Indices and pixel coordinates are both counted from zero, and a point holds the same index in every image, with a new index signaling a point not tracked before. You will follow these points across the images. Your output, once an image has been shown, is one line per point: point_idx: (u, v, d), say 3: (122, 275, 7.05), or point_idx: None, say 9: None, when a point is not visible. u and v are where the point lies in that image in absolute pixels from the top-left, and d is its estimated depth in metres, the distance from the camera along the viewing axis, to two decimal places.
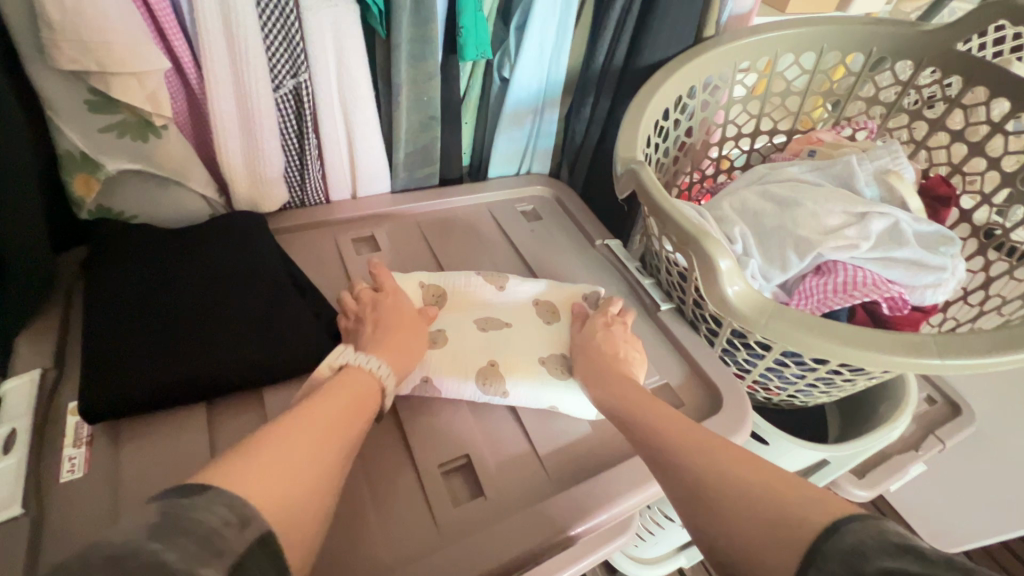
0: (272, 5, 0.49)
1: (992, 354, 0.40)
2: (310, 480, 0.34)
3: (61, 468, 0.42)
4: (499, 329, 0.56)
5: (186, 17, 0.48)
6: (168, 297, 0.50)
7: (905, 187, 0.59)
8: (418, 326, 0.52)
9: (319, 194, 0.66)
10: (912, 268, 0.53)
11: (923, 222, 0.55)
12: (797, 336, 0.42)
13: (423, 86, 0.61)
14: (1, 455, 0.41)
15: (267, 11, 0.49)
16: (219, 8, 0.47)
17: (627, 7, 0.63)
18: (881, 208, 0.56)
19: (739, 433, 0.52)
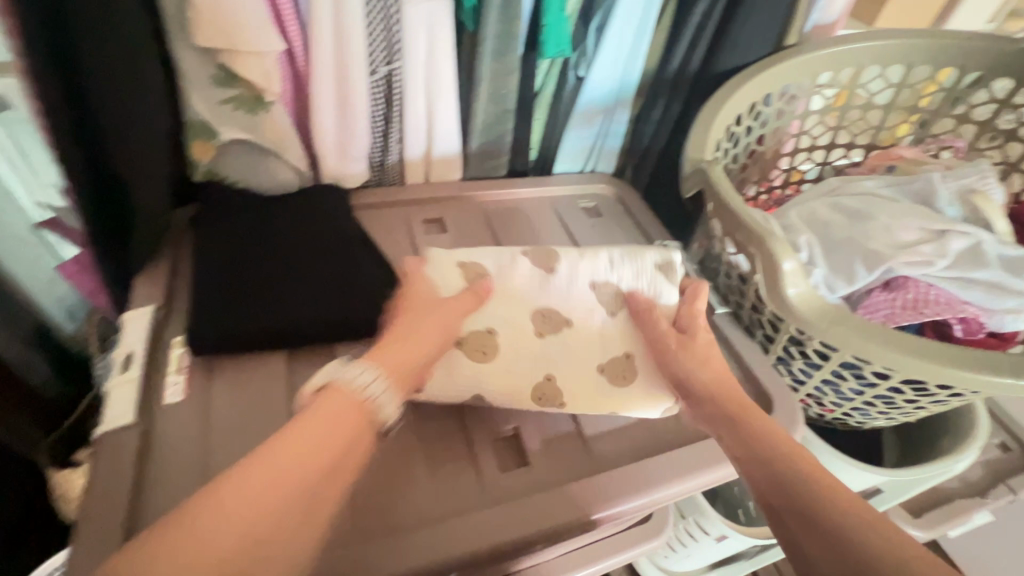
0: None
1: None
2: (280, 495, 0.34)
3: (166, 391, 0.48)
4: (557, 332, 0.51)
5: (301, 3, 0.53)
6: (262, 255, 0.55)
7: (991, 209, 0.56)
8: (440, 316, 0.47)
9: (395, 174, 0.71)
10: (991, 289, 0.51)
11: (1009, 245, 0.53)
12: (860, 343, 0.42)
13: (502, 79, 0.64)
14: (120, 373, 0.48)
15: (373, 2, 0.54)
16: None
17: (709, 13, 0.64)
18: (961, 227, 0.54)
19: (789, 440, 0.52)
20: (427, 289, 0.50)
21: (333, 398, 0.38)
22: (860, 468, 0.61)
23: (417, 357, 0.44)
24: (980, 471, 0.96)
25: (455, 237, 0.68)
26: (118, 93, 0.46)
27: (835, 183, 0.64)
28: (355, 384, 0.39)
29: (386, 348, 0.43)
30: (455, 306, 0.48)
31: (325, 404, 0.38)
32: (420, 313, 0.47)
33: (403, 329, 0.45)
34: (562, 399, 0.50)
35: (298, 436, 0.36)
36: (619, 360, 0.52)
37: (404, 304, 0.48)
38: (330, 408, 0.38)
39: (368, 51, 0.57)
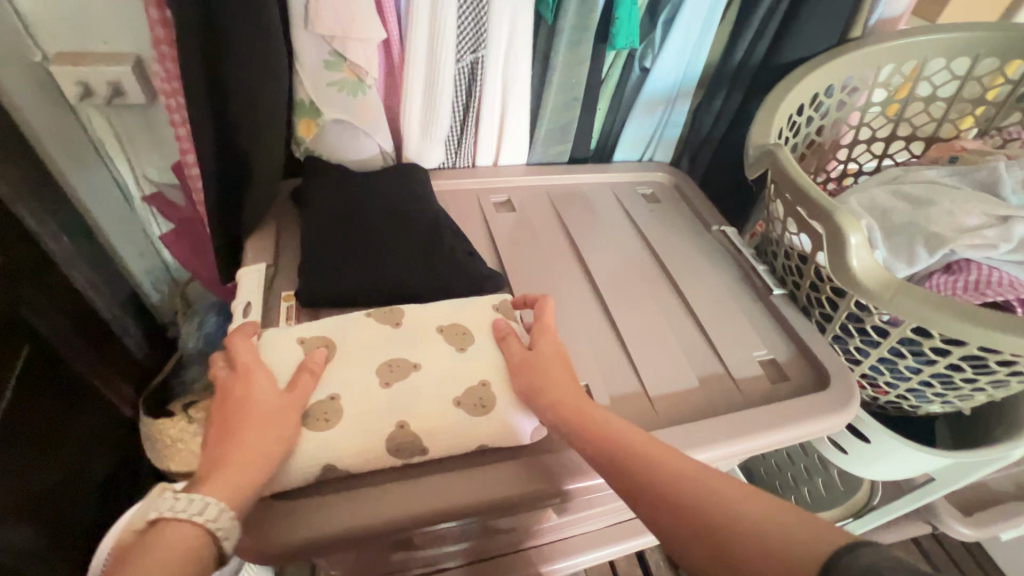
0: None
1: None
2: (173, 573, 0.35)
3: None
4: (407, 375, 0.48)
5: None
6: (357, 223, 0.62)
7: None
8: (281, 424, 0.42)
9: (468, 157, 0.76)
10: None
11: None
12: (924, 312, 0.45)
13: (573, 69, 0.68)
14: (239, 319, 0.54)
15: None
16: None
17: (774, 7, 0.67)
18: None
19: (848, 413, 0.54)
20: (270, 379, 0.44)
21: (163, 529, 0.37)
22: (915, 449, 0.63)
23: (244, 480, 0.39)
24: None
25: (521, 216, 0.73)
26: (249, 74, 0.53)
27: (895, 172, 0.66)
28: (187, 515, 0.37)
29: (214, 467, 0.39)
30: (293, 400, 0.44)
31: (154, 536, 0.36)
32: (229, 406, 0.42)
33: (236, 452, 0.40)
34: (420, 445, 0.46)
35: (136, 566, 0.34)
36: (473, 391, 0.48)
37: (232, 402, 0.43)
38: (162, 540, 0.36)
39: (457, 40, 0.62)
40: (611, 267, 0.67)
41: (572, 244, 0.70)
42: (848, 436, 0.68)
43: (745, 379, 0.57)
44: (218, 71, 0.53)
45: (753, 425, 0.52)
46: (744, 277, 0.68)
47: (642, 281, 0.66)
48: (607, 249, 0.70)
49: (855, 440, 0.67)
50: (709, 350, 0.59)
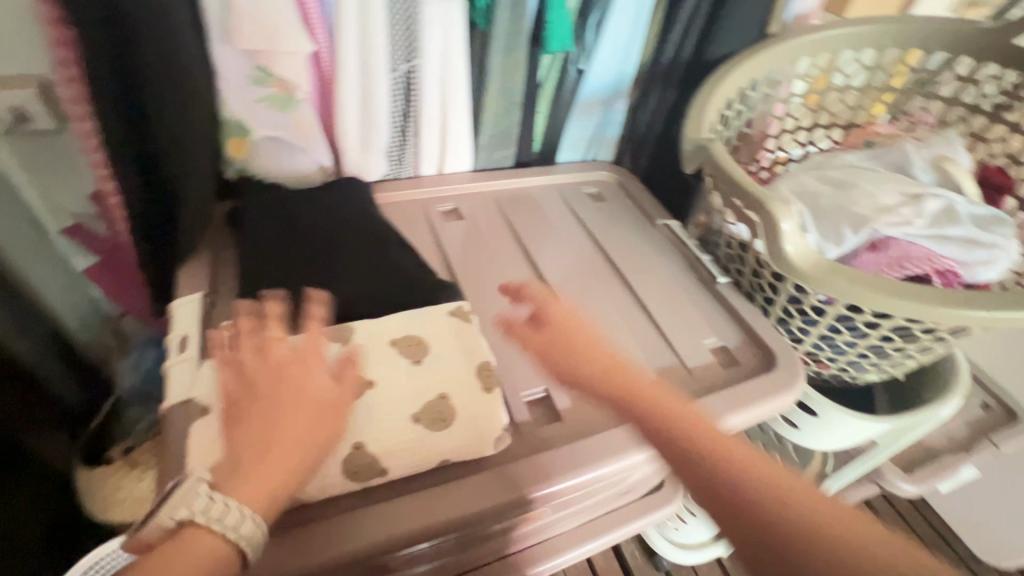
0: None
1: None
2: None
3: None
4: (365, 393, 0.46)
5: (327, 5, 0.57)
6: (298, 243, 0.59)
7: (960, 173, 0.63)
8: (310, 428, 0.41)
9: (411, 165, 0.75)
10: (965, 241, 0.57)
11: (979, 205, 0.59)
12: (854, 291, 0.47)
13: (510, 73, 0.69)
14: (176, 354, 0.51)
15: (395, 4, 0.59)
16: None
17: (698, 7, 0.70)
18: (935, 190, 0.60)
19: (795, 391, 0.57)
20: (320, 372, 0.44)
21: (191, 535, 0.36)
22: (857, 418, 0.67)
23: (277, 478, 0.39)
24: (965, 428, 1.03)
25: (470, 224, 0.72)
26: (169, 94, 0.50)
27: (819, 159, 0.70)
28: (204, 520, 0.36)
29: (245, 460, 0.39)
30: (339, 397, 0.43)
31: (185, 541, 0.36)
32: (267, 396, 0.42)
33: (271, 446, 0.40)
34: (382, 464, 0.44)
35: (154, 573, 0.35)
36: (434, 404, 0.47)
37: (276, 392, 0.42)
38: (192, 545, 0.36)
39: (390, 50, 0.61)
40: (563, 268, 0.68)
41: (523, 247, 0.70)
42: (797, 411, 0.71)
43: (699, 367, 0.59)
44: (134, 93, 0.49)
45: (707, 413, 0.54)
46: (691, 269, 0.70)
47: (594, 280, 0.67)
48: (558, 250, 0.70)
49: (804, 415, 0.71)
50: (664, 342, 0.61)
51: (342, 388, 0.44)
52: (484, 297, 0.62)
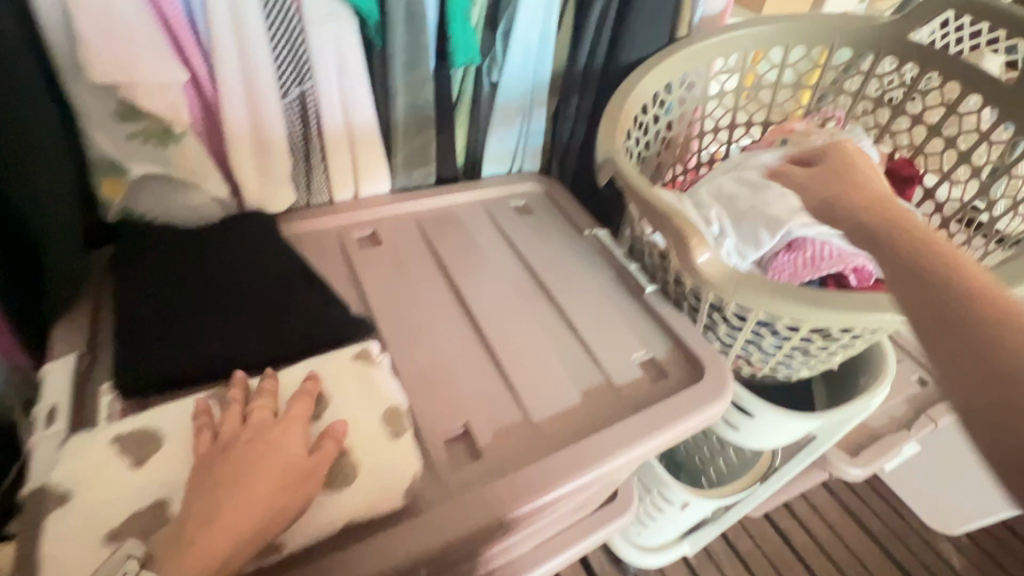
0: (280, 18, 0.55)
1: None
2: None
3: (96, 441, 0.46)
4: None
5: (199, 27, 0.52)
6: (190, 288, 0.54)
7: None
8: (280, 494, 0.37)
9: (323, 193, 0.71)
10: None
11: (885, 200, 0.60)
12: (765, 300, 0.46)
13: (417, 90, 0.66)
14: (45, 427, 0.46)
15: (276, 24, 0.55)
16: (230, 20, 0.52)
17: (605, 12, 0.69)
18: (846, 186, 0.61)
19: (722, 401, 0.56)
20: (294, 446, 0.40)
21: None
22: (791, 417, 0.67)
23: (249, 519, 0.36)
24: (904, 406, 1.07)
25: (390, 249, 0.69)
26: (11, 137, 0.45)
27: (737, 159, 0.70)
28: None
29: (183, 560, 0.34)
30: (312, 468, 0.40)
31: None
32: (225, 474, 0.37)
33: (214, 539, 0.35)
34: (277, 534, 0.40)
35: None
36: (335, 459, 0.44)
37: (232, 474, 0.38)
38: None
39: (277, 73, 0.57)
40: (488, 289, 0.65)
41: (446, 270, 0.67)
42: (735, 412, 0.71)
43: (627, 384, 0.57)
44: None
45: (633, 433, 0.52)
46: (619, 279, 0.69)
47: (519, 299, 0.64)
48: (483, 270, 0.67)
49: (741, 415, 0.70)
50: (590, 361, 0.59)
51: (317, 460, 0.40)
52: (403, 329, 0.59)
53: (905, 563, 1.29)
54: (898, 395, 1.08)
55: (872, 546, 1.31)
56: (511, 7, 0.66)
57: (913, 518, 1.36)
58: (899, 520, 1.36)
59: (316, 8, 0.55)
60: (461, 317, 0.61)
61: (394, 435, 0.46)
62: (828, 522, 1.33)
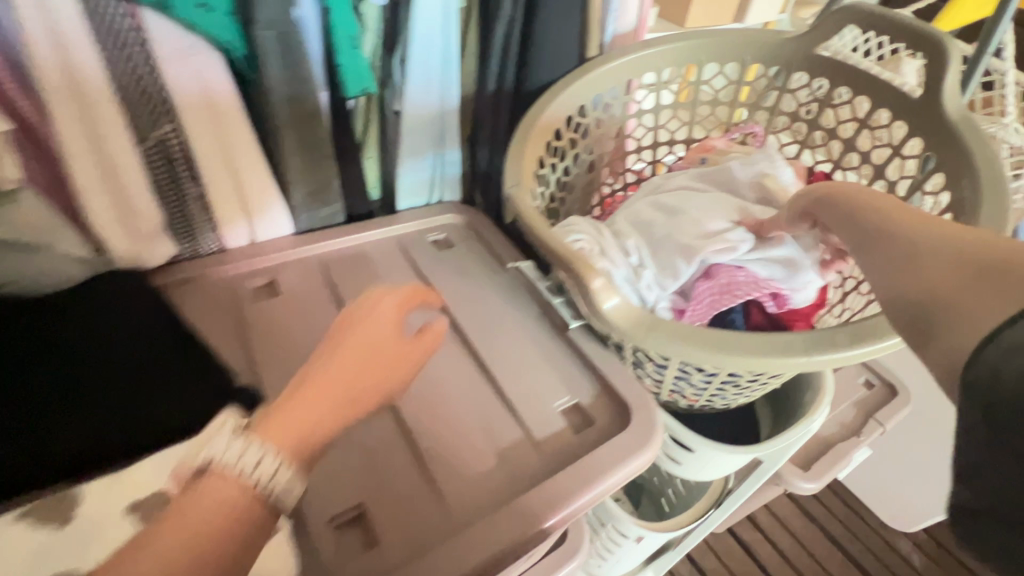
0: (123, 57, 0.49)
1: (850, 347, 0.39)
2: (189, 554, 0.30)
3: None
4: None
5: (24, 69, 0.46)
6: (28, 373, 0.46)
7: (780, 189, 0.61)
8: (383, 363, 0.39)
9: (211, 243, 0.63)
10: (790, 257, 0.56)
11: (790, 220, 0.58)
12: (675, 348, 0.42)
13: (306, 125, 0.60)
14: None
15: (119, 62, 0.49)
16: (60, 62, 0.46)
17: (508, 34, 0.64)
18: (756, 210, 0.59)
19: (650, 450, 0.52)
20: (390, 326, 0.41)
21: (212, 482, 0.32)
22: (730, 451, 0.63)
23: (343, 398, 0.37)
24: (853, 412, 1.06)
25: (289, 300, 0.63)
26: None
27: (657, 181, 0.67)
28: (235, 464, 0.32)
29: (287, 418, 0.35)
30: (407, 349, 0.41)
31: (203, 491, 0.32)
32: (336, 345, 0.39)
33: (316, 404, 0.36)
34: None
35: (173, 522, 0.31)
36: None
37: (339, 341, 0.39)
38: (214, 498, 0.32)
39: (127, 115, 0.51)
40: None
41: None
42: (674, 446, 0.67)
43: (547, 438, 0.53)
44: None
45: (553, 496, 0.47)
46: (543, 315, 0.64)
47: (432, 348, 0.59)
48: None
49: (681, 450, 0.66)
50: (507, 414, 0.54)
51: (415, 344, 0.42)
52: None
53: (867, 565, 1.28)
54: (847, 401, 1.07)
55: (834, 550, 1.30)
56: (405, 32, 0.61)
57: (873, 518, 1.36)
58: (859, 521, 1.35)
59: (166, 42, 0.49)
60: None
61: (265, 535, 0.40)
62: (790, 529, 1.32)
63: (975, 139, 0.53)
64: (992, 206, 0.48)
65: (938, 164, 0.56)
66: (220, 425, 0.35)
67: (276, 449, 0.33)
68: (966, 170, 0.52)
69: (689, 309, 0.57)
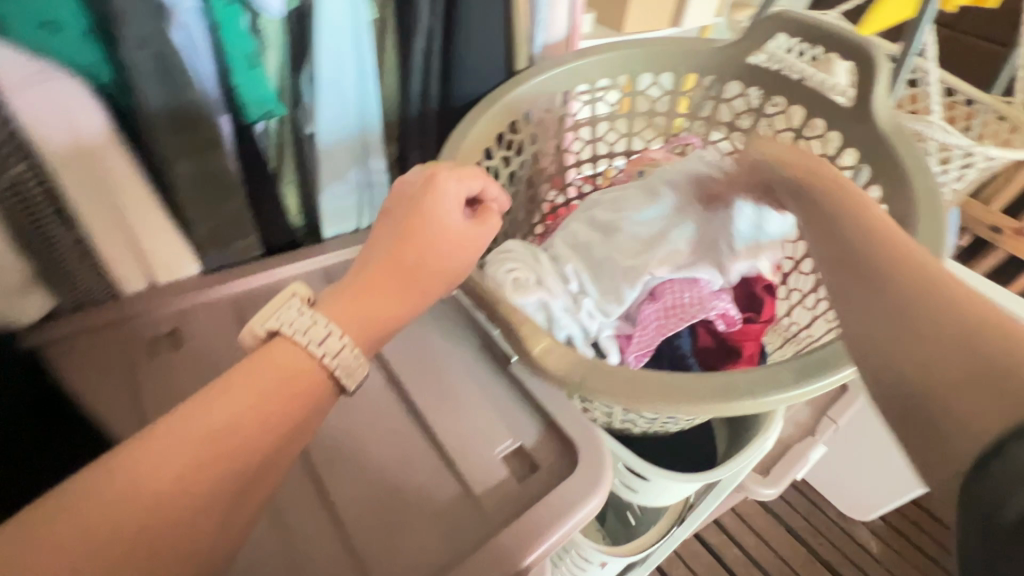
0: None
1: (801, 383, 0.37)
2: (228, 431, 0.33)
3: None
4: None
5: None
6: None
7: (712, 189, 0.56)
8: (455, 259, 0.43)
9: (102, 289, 0.57)
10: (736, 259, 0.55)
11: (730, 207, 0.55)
12: (615, 398, 0.38)
13: (205, 155, 0.53)
14: None
15: None
16: None
17: (428, 49, 0.59)
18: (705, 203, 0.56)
19: (601, 495, 0.48)
20: (458, 213, 0.44)
21: (282, 346, 0.36)
22: (685, 479, 0.61)
23: (415, 289, 0.42)
24: (808, 411, 1.06)
25: (195, 351, 0.56)
26: None
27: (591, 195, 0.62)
28: (304, 338, 0.36)
29: (354, 299, 0.40)
30: (475, 239, 0.45)
31: (276, 353, 0.36)
32: (401, 232, 0.42)
33: (374, 293, 0.40)
34: None
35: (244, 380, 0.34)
36: None
37: (405, 235, 0.42)
38: (286, 362, 0.36)
39: None
40: None
41: None
42: (630, 475, 0.63)
43: (487, 491, 0.48)
44: None
45: (492, 563, 0.43)
46: (483, 347, 0.60)
47: (361, 399, 0.54)
48: None
49: (636, 478, 0.63)
50: (443, 467, 0.50)
51: (479, 230, 0.45)
52: None
53: (828, 557, 1.30)
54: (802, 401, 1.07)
55: (797, 544, 1.32)
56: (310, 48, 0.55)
57: (831, 509, 1.38)
58: (819, 513, 1.37)
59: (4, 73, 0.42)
60: None
61: None
62: (753, 528, 1.33)
63: (908, 151, 0.52)
64: (928, 223, 0.47)
65: (873, 176, 0.55)
66: (287, 297, 0.39)
67: (342, 332, 0.38)
68: (901, 183, 0.51)
69: (637, 335, 0.54)
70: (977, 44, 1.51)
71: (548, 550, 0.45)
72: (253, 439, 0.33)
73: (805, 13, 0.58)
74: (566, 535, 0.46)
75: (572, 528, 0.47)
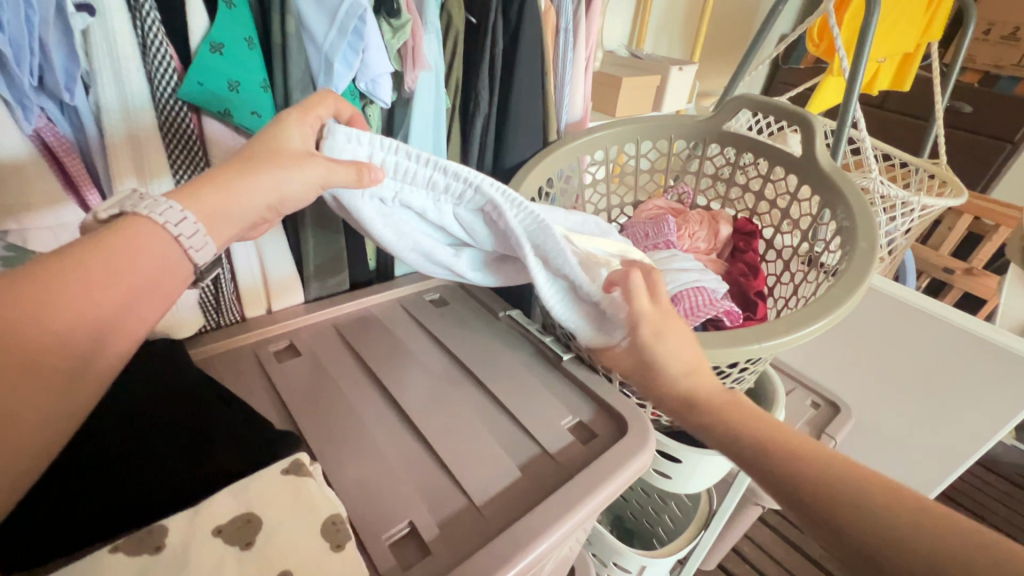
0: (176, 132, 0.55)
1: (788, 333, 0.55)
2: (96, 287, 0.37)
3: None
4: None
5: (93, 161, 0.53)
6: (91, 435, 0.49)
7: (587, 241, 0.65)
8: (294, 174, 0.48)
9: (234, 313, 0.71)
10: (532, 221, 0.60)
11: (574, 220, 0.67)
12: (659, 350, 0.57)
13: (324, 207, 0.71)
14: None
15: (170, 133, 0.55)
16: (125, 132, 0.52)
17: (486, 126, 0.79)
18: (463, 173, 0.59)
19: (649, 448, 0.60)
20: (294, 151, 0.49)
21: (127, 224, 0.40)
22: (712, 456, 0.72)
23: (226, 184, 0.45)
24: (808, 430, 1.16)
25: (309, 359, 0.68)
26: None
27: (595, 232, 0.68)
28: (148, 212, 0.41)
29: (205, 189, 0.44)
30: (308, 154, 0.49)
31: (128, 223, 0.40)
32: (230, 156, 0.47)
33: (235, 184, 0.45)
34: None
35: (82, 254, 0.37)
36: None
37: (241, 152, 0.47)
38: (134, 236, 0.40)
39: (171, 168, 0.56)
40: (415, 384, 0.65)
41: (369, 369, 0.67)
42: (665, 461, 0.75)
43: (561, 451, 0.60)
44: None
45: (577, 494, 0.54)
46: (538, 351, 0.73)
47: (449, 389, 0.66)
48: (406, 362, 0.69)
49: (671, 463, 0.74)
50: (524, 436, 0.61)
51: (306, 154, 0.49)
52: (331, 434, 0.58)
53: None
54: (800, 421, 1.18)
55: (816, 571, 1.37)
56: (405, 129, 0.73)
57: None
58: None
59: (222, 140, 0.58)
60: (388, 411, 0.62)
61: (336, 547, 0.42)
62: (775, 557, 1.39)
63: (845, 182, 0.71)
64: (864, 227, 0.64)
65: (824, 205, 0.73)
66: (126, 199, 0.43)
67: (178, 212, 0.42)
68: (842, 203, 0.70)
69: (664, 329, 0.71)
70: (903, 120, 1.82)
71: (622, 482, 0.57)
72: (101, 293, 0.37)
73: (759, 94, 0.80)
74: (633, 476, 0.58)
75: (638, 470, 0.59)
